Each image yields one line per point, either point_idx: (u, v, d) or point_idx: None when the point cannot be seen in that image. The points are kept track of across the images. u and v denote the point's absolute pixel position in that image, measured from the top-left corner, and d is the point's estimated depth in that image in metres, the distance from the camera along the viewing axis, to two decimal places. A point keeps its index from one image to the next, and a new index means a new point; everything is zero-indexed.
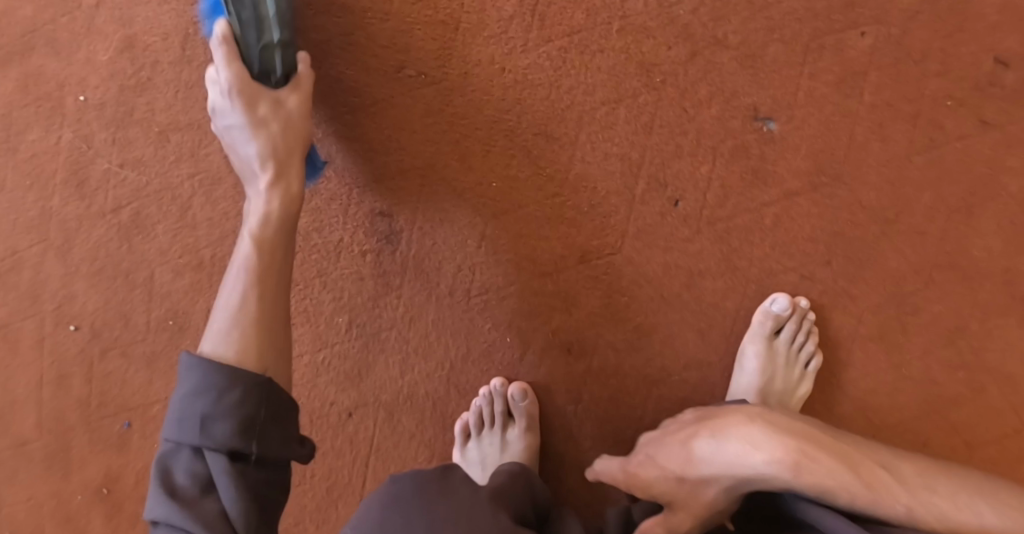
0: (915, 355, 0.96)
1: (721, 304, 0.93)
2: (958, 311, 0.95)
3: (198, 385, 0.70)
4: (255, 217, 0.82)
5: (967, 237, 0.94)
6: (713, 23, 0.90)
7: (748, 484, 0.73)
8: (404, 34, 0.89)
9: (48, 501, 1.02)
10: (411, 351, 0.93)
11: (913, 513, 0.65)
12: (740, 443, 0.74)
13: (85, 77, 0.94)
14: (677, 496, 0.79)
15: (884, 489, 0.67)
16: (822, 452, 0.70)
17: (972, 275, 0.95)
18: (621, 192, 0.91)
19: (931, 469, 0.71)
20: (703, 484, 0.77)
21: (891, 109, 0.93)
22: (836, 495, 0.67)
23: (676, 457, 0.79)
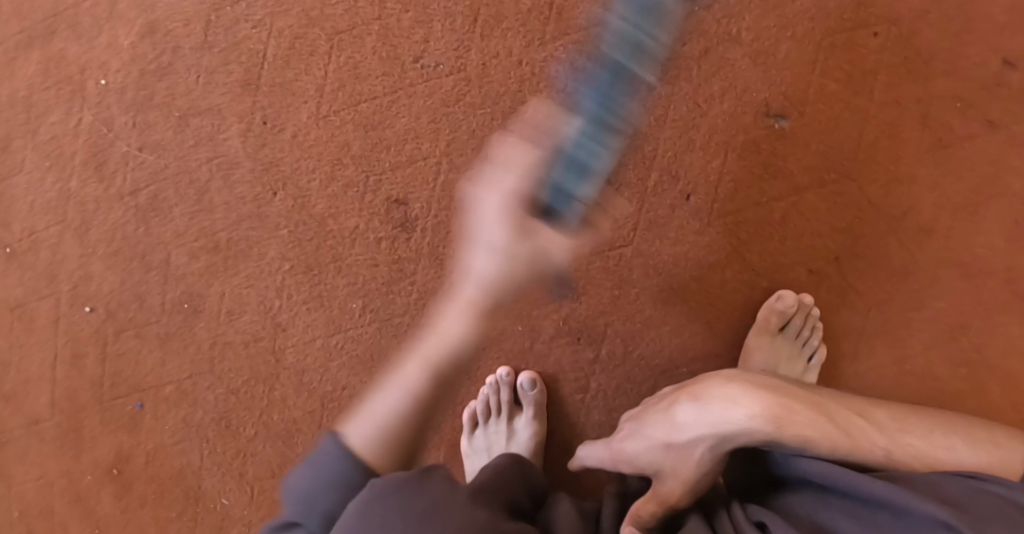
0: (918, 351, 0.98)
1: (729, 297, 0.95)
2: (961, 308, 0.97)
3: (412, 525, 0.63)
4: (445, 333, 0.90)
5: (971, 235, 0.96)
6: (726, 20, 0.92)
7: (731, 442, 0.74)
8: (424, 24, 0.91)
9: (59, 480, 1.04)
10: (423, 337, 0.95)
11: (892, 455, 0.72)
12: (721, 402, 0.75)
13: (107, 61, 0.95)
14: (667, 464, 0.78)
15: (859, 436, 0.73)
16: (799, 403, 0.74)
17: (975, 272, 0.96)
18: (634, 184, 0.93)
19: (898, 414, 0.77)
20: (689, 447, 0.76)
21: (898, 108, 0.95)
22: (818, 446, 0.71)
23: (661, 425, 0.80)
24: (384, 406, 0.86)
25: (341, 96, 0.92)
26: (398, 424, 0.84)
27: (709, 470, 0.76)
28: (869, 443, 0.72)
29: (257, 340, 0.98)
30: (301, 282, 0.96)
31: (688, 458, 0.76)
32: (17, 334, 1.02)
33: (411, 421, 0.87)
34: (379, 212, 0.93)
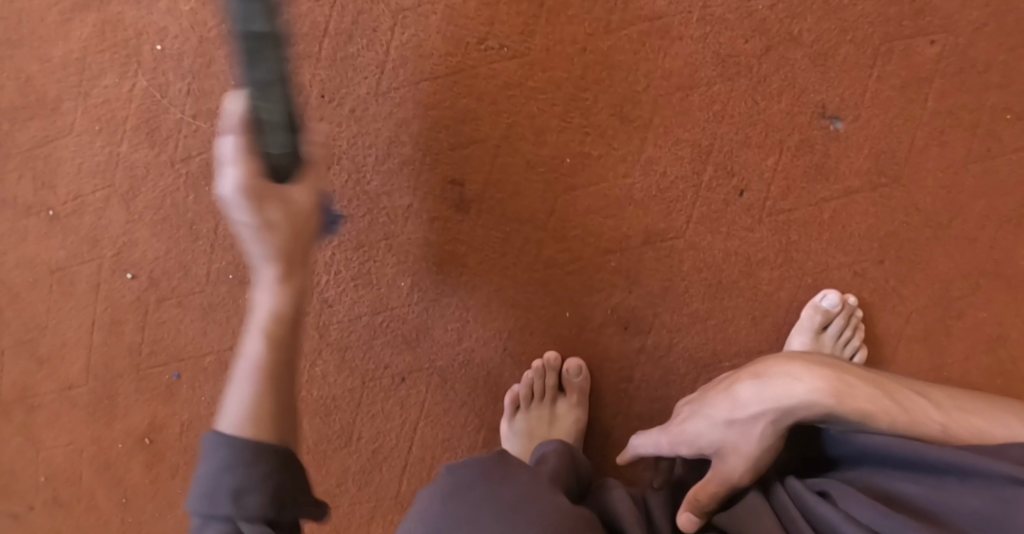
0: (956, 359, 0.99)
1: (777, 294, 0.95)
2: (1000, 319, 0.99)
3: (226, 460, 0.67)
4: (261, 314, 0.77)
5: (1014, 248, 0.98)
6: (789, 20, 0.93)
7: (791, 419, 0.74)
8: (489, 7, 0.90)
9: (89, 446, 1.03)
10: (470, 319, 0.95)
11: (950, 429, 0.70)
12: (781, 378, 0.75)
13: (165, 26, 0.94)
14: (727, 443, 0.78)
15: (917, 411, 0.72)
16: (855, 379, 0.74)
17: (1017, 283, 0.99)
18: (689, 178, 0.92)
19: (956, 393, 0.76)
20: (750, 425, 0.76)
21: (952, 117, 0.97)
22: (877, 420, 0.72)
23: (721, 405, 0.79)
24: (233, 403, 0.72)
25: (403, 73, 0.91)
26: (263, 393, 0.72)
27: (768, 448, 0.75)
28: (927, 418, 0.71)
29: None
30: (350, 258, 0.95)
31: (746, 436, 0.76)
32: (55, 297, 1.01)
33: (275, 396, 0.73)
34: (433, 192, 0.93)
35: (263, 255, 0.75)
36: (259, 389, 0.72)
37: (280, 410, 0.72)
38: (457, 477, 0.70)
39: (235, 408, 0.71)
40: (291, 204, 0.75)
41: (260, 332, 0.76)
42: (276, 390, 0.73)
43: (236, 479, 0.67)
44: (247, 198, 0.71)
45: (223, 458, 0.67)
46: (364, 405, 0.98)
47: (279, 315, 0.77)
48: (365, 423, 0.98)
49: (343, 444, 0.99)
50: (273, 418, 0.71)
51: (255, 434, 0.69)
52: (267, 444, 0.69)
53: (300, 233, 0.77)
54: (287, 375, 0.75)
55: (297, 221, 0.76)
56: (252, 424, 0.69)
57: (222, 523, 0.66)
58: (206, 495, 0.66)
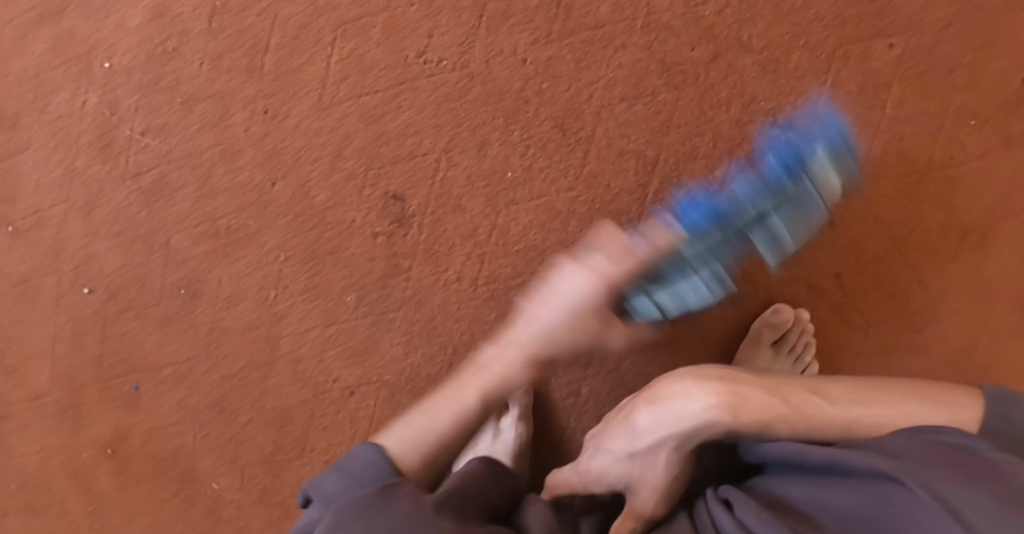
0: (914, 372, 0.99)
1: (723, 309, 0.95)
2: (964, 331, 0.98)
3: (356, 483, 0.72)
4: (493, 373, 0.87)
5: (977, 257, 0.97)
6: (737, 26, 0.91)
7: (692, 440, 0.79)
8: (431, 19, 0.89)
9: (59, 454, 1.06)
10: (416, 333, 0.96)
11: (847, 426, 0.75)
12: (673, 400, 0.79)
13: (114, 43, 0.95)
14: (633, 475, 0.83)
15: (812, 412, 0.76)
16: (747, 388, 0.78)
17: (982, 294, 0.98)
18: (634, 191, 0.91)
19: (857, 385, 0.79)
20: (653, 454, 0.81)
21: (912, 123, 0.95)
22: (778, 428, 0.76)
23: (623, 436, 0.84)
24: (438, 418, 0.82)
25: (344, 87, 0.91)
26: (445, 439, 0.81)
27: (674, 467, 0.81)
28: (824, 420, 0.76)
29: (256, 327, 0.99)
30: (298, 272, 0.96)
31: (649, 461, 0.82)
32: (20, 309, 1.02)
33: (450, 439, 0.82)
34: (376, 208, 0.93)
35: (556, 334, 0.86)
36: (456, 424, 0.82)
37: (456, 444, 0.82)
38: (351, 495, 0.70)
39: (409, 437, 0.79)
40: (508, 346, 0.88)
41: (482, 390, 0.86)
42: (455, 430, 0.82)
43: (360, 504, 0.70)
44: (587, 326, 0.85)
45: (383, 480, 0.72)
46: (317, 417, 1.00)
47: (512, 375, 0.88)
48: (319, 436, 1.00)
49: (299, 454, 1.01)
50: (425, 459, 0.78)
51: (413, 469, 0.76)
52: (418, 483, 0.76)
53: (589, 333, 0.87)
54: (478, 422, 0.86)
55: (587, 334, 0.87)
56: (415, 456, 0.77)
57: None
58: (345, 494, 0.71)
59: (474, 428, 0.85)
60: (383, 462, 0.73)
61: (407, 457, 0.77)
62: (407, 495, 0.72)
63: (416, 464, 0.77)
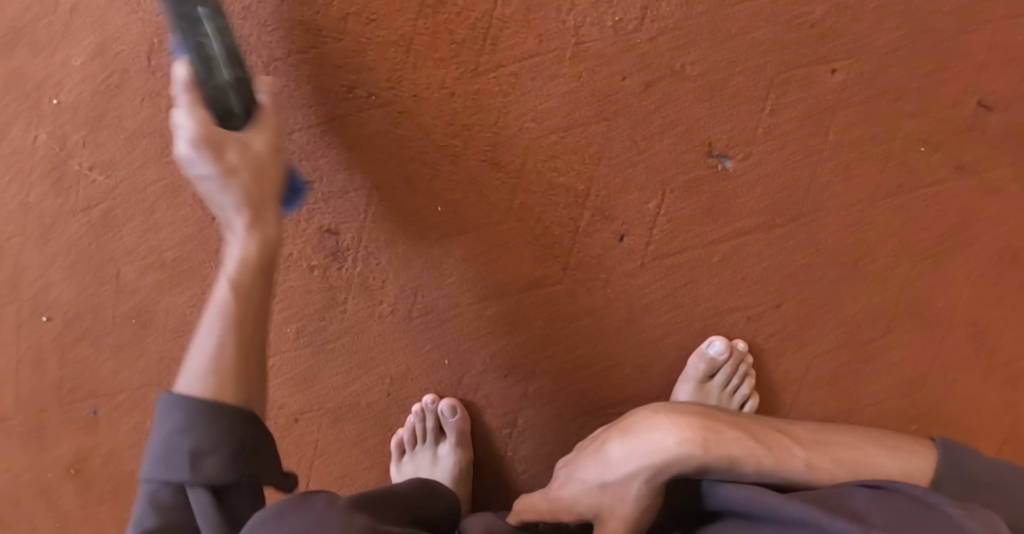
0: (867, 404, 0.97)
1: (663, 342, 0.93)
2: (915, 362, 0.97)
3: (186, 423, 0.67)
4: (230, 261, 0.77)
5: (930, 287, 0.95)
6: (671, 53, 0.88)
7: (664, 473, 0.76)
8: (358, 54, 0.89)
9: (25, 473, 1.07)
10: (354, 364, 0.96)
11: (815, 467, 0.75)
12: (649, 431, 0.78)
13: (61, 80, 0.96)
14: (602, 504, 0.80)
15: (782, 452, 0.76)
16: (720, 424, 0.77)
17: (932, 324, 0.96)
18: (567, 224, 0.90)
19: (822, 432, 0.80)
20: (624, 483, 0.78)
21: (858, 150, 0.92)
22: (745, 464, 0.75)
23: (596, 466, 0.81)
24: (202, 338, 0.75)
25: None
26: (231, 346, 0.74)
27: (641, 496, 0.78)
28: (793, 459, 0.76)
29: None
30: None
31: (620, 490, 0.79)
32: None
33: (233, 358, 0.74)
34: (310, 241, 0.93)
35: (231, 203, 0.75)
36: (226, 339, 0.75)
37: (246, 368, 0.74)
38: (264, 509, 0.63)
39: (198, 361, 0.73)
40: (250, 152, 0.76)
41: (228, 279, 0.76)
42: (245, 348, 0.75)
43: (193, 441, 0.67)
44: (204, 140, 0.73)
45: (180, 420, 0.67)
46: None
47: (246, 261, 0.77)
48: None
49: None
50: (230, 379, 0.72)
51: (218, 394, 0.70)
52: (228, 406, 0.69)
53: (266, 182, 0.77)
54: (251, 328, 0.77)
55: (267, 172, 0.77)
56: (209, 385, 0.71)
57: (173, 487, 0.67)
58: (169, 458, 0.67)
59: (256, 305, 0.78)
60: (174, 404, 0.69)
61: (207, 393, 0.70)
62: (234, 436, 0.68)
63: (213, 391, 0.70)
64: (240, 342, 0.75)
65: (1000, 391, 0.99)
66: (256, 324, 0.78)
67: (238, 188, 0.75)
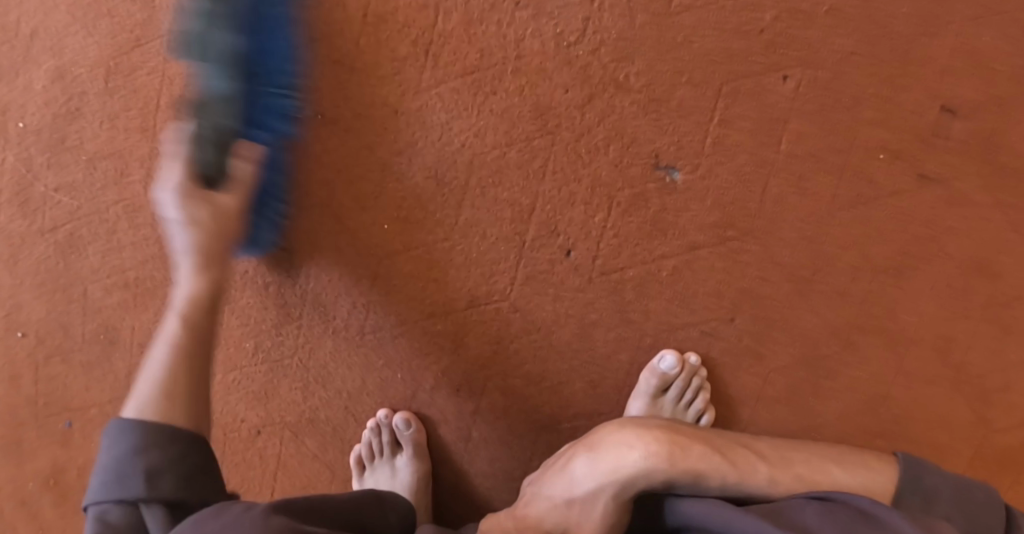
0: (830, 418, 0.99)
1: (613, 358, 0.93)
2: (881, 374, 0.98)
3: (131, 447, 0.70)
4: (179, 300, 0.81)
5: (896, 300, 0.96)
6: (614, 64, 0.87)
7: (631, 489, 0.74)
8: (302, 73, 0.89)
9: (8, 483, 1.08)
10: (311, 380, 0.98)
11: (775, 481, 0.74)
12: (615, 445, 0.76)
13: (24, 104, 0.97)
14: (569, 521, 0.78)
15: (746, 467, 0.75)
16: (688, 438, 0.76)
17: (897, 339, 0.97)
18: (511, 238, 0.91)
19: (783, 445, 0.79)
20: (589, 501, 0.76)
21: (813, 159, 0.90)
22: (710, 479, 0.74)
23: (560, 484, 0.79)
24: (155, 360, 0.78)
25: None
26: (179, 371, 0.77)
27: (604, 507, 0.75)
28: (754, 473, 0.74)
29: None
30: None
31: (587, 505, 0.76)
32: None
33: (185, 375, 0.77)
34: (264, 259, 0.94)
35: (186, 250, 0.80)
36: (173, 365, 0.77)
37: (195, 393, 0.77)
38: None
39: (149, 390, 0.76)
40: (216, 205, 0.80)
41: (179, 315, 0.80)
42: (194, 373, 0.78)
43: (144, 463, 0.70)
44: (183, 193, 0.79)
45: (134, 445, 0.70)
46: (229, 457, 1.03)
47: (192, 301, 0.81)
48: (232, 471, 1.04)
49: None
50: (182, 395, 0.76)
51: (162, 417, 0.73)
52: (176, 428, 0.73)
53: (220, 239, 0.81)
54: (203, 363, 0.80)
55: (206, 221, 0.80)
56: (159, 407, 0.74)
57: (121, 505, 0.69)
58: (120, 478, 0.69)
59: (206, 322, 0.82)
60: (125, 429, 0.72)
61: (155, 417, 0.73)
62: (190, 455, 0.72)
63: (162, 413, 0.74)
64: (190, 367, 0.78)
65: (962, 398, 1.02)
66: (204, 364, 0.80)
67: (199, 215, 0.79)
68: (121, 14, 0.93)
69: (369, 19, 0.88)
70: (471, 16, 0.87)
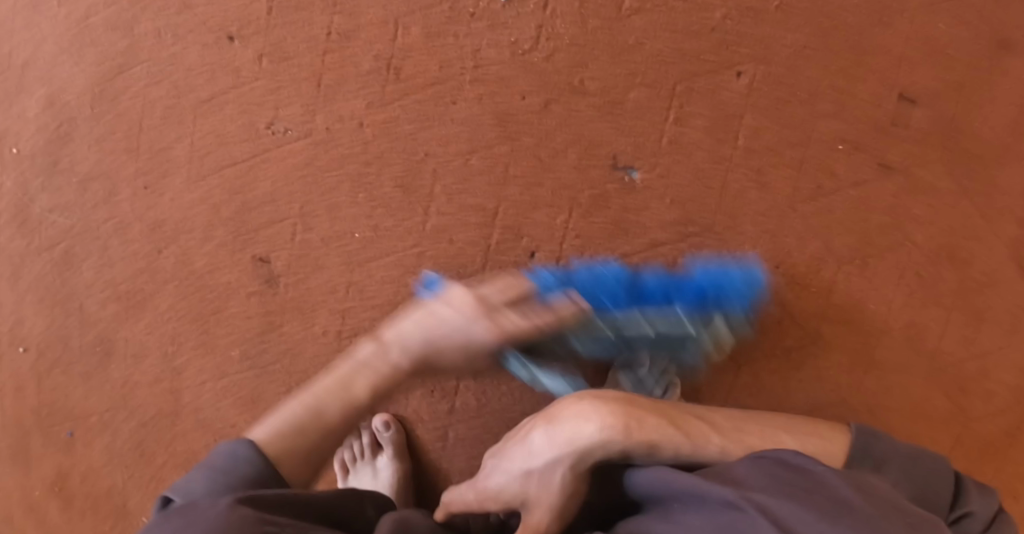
0: (803, 410, 1.00)
1: (583, 354, 0.96)
2: (850, 363, 1.00)
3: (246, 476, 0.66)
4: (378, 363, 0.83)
5: (860, 289, 0.97)
6: (568, 69, 0.90)
7: (588, 459, 0.74)
8: (275, 93, 0.96)
9: (15, 491, 1.13)
10: (295, 385, 1.02)
11: (726, 450, 0.73)
12: (571, 417, 0.74)
13: (19, 131, 1.01)
14: (529, 493, 0.77)
15: (699, 438, 0.74)
16: (643, 410, 0.74)
17: (864, 326, 0.99)
18: (478, 243, 0.94)
19: (738, 416, 0.78)
20: (549, 472, 0.75)
21: (771, 153, 0.91)
22: (664, 449, 0.72)
23: (519, 454, 0.78)
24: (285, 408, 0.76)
25: (209, 160, 0.98)
26: (297, 432, 0.73)
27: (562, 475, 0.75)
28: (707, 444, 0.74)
29: (161, 380, 1.06)
30: (189, 330, 1.03)
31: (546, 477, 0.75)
32: None
33: (314, 440, 0.74)
34: (246, 270, 0.99)
35: (446, 325, 0.84)
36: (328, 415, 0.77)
37: (333, 424, 0.77)
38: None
39: (276, 423, 0.73)
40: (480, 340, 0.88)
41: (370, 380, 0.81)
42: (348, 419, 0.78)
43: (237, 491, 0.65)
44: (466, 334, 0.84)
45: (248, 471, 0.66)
46: None
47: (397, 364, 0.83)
48: None
49: None
50: (302, 436, 0.73)
51: (284, 465, 0.70)
52: (286, 474, 0.69)
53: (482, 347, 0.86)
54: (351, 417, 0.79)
55: (464, 347, 0.84)
56: (291, 459, 0.71)
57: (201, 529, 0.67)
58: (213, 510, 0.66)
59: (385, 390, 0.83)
60: (252, 454, 0.67)
61: (275, 449, 0.70)
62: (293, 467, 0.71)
63: (294, 469, 0.71)
64: (343, 411, 0.78)
65: (938, 386, 1.02)
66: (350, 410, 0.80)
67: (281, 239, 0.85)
68: (105, 43, 0.98)
69: (334, 38, 0.94)
70: (431, 30, 0.92)
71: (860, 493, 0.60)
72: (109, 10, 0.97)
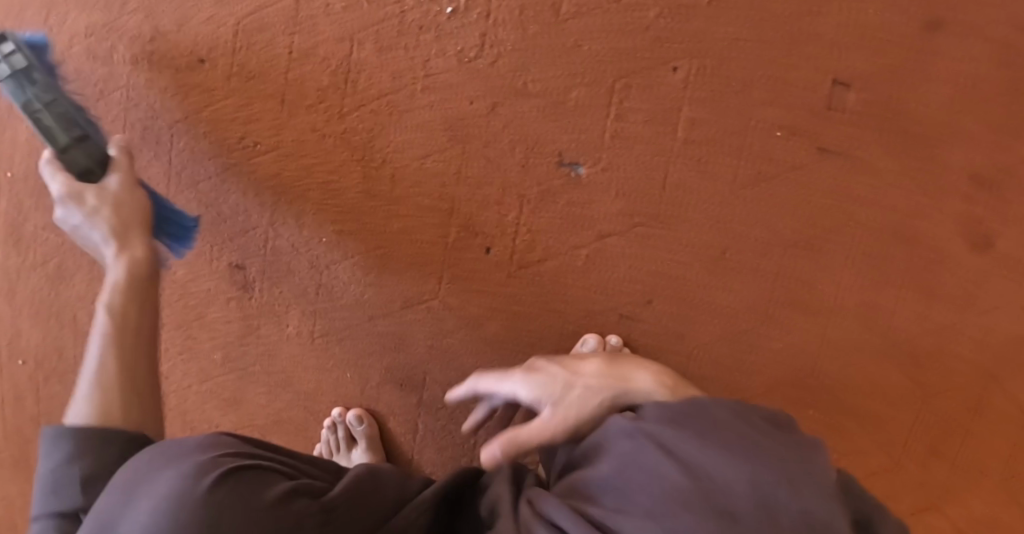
0: (758, 392, 1.03)
1: (541, 344, 1.01)
2: (806, 344, 1.02)
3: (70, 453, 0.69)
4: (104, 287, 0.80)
5: (810, 271, 1.00)
6: (512, 73, 0.95)
7: (629, 401, 0.73)
8: (244, 109, 1.02)
9: (17, 499, 1.20)
10: (273, 384, 1.07)
11: None
12: (632, 366, 0.76)
13: (14, 155, 1.08)
14: (562, 396, 0.75)
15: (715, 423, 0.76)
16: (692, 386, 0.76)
17: (817, 308, 1.01)
18: (436, 241, 0.99)
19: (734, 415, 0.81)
20: (590, 391, 0.74)
21: (711, 143, 0.95)
22: None
23: (568, 367, 0.78)
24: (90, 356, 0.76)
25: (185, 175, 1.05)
26: (107, 374, 0.74)
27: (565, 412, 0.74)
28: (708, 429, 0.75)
29: None
30: (173, 334, 1.08)
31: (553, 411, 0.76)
32: None
33: (124, 379, 0.75)
34: (223, 276, 1.05)
35: (103, 237, 0.81)
36: (107, 355, 0.76)
37: (132, 377, 0.75)
38: (122, 471, 0.66)
39: (88, 394, 0.74)
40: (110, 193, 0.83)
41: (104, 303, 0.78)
42: (123, 354, 0.76)
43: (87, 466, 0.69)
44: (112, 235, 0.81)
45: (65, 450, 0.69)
46: None
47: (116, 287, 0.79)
48: None
49: None
50: (117, 393, 0.74)
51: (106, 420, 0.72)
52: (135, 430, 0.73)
53: (132, 218, 0.83)
54: (135, 342, 0.78)
55: (131, 215, 0.83)
56: (98, 408, 0.73)
57: None
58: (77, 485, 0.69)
59: (142, 304, 0.80)
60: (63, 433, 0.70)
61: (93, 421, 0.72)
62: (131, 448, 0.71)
63: (103, 414, 0.72)
64: (125, 354, 0.77)
65: (895, 363, 1.04)
66: (144, 333, 0.79)
67: (92, 203, 0.82)
68: (85, 69, 1.05)
69: (295, 56, 1.00)
70: (382, 44, 0.97)
71: (759, 426, 0.63)
72: (89, 39, 1.04)
